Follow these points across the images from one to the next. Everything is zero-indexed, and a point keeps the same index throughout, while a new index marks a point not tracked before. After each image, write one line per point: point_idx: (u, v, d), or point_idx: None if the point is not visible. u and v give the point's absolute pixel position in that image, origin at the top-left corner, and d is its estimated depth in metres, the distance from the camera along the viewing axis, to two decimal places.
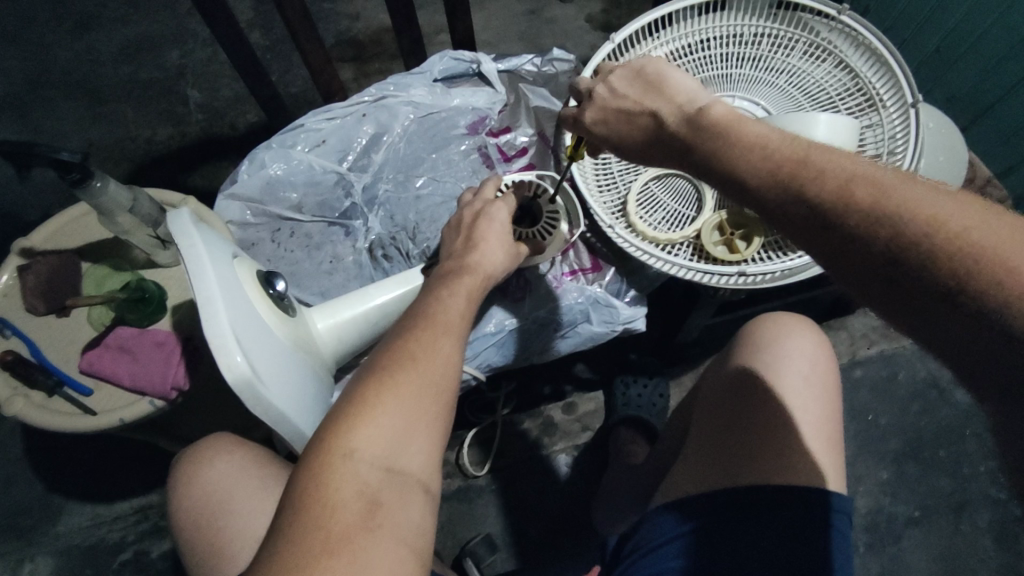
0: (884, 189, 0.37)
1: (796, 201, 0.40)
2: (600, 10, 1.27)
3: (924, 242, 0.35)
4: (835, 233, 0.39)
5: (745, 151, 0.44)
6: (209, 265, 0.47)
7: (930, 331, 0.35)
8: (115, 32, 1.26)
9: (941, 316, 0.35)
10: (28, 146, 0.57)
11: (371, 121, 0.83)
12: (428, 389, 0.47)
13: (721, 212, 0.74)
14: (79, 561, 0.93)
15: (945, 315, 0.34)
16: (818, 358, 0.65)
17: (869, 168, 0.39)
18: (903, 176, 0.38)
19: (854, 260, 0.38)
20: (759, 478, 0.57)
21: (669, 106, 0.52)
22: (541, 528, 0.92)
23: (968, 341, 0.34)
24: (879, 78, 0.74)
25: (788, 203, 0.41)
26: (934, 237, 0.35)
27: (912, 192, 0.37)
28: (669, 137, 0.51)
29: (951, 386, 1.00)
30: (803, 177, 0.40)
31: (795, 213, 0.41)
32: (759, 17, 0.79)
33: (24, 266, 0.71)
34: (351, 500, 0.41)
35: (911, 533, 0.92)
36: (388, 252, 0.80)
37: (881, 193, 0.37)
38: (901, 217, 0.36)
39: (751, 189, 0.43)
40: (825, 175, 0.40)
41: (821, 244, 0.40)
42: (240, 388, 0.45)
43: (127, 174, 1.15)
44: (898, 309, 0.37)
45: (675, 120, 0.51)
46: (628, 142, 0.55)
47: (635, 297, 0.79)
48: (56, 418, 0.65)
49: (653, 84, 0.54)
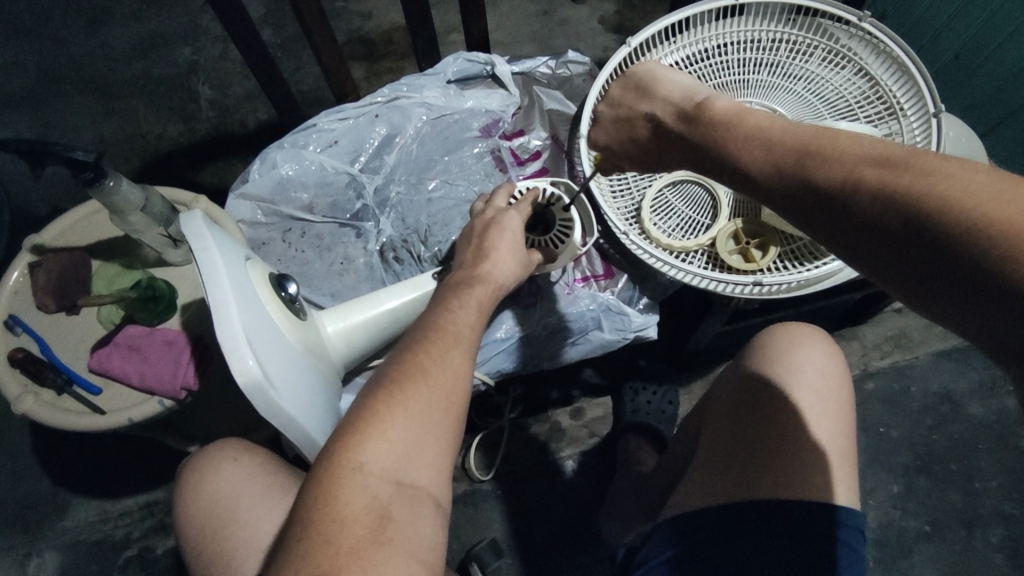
0: (899, 168, 0.38)
1: (817, 197, 0.42)
2: (613, 12, 1.26)
3: (944, 215, 0.35)
4: (851, 219, 0.40)
5: (752, 147, 0.48)
6: (222, 266, 0.47)
7: (962, 317, 0.34)
8: (127, 28, 1.26)
9: (967, 295, 0.33)
10: (43, 144, 0.57)
11: (383, 122, 0.82)
12: (438, 401, 0.46)
13: (736, 221, 0.74)
14: (84, 557, 0.93)
15: (975, 302, 0.33)
16: (831, 371, 0.64)
17: (882, 148, 0.41)
18: (917, 151, 0.39)
19: (878, 249, 0.38)
20: (765, 495, 0.56)
21: (691, 118, 0.57)
22: (546, 534, 0.91)
23: (1003, 324, 0.32)
24: (900, 86, 0.73)
25: (809, 199, 0.42)
26: (952, 211, 0.35)
27: (926, 167, 0.38)
28: (695, 143, 0.55)
29: (964, 400, 0.99)
30: (816, 165, 0.42)
31: (810, 206, 0.42)
32: (778, 22, 0.78)
33: (35, 264, 0.70)
34: (362, 514, 0.40)
35: (922, 548, 0.91)
36: (399, 255, 0.79)
37: (894, 172, 0.38)
38: (917, 194, 0.36)
39: (773, 191, 0.45)
40: (838, 159, 0.42)
41: (839, 231, 0.41)
42: (251, 391, 0.44)
43: (137, 170, 1.15)
44: (919, 294, 0.36)
45: (698, 128, 0.55)
46: (655, 144, 0.60)
47: (648, 304, 0.78)
48: (65, 417, 0.65)
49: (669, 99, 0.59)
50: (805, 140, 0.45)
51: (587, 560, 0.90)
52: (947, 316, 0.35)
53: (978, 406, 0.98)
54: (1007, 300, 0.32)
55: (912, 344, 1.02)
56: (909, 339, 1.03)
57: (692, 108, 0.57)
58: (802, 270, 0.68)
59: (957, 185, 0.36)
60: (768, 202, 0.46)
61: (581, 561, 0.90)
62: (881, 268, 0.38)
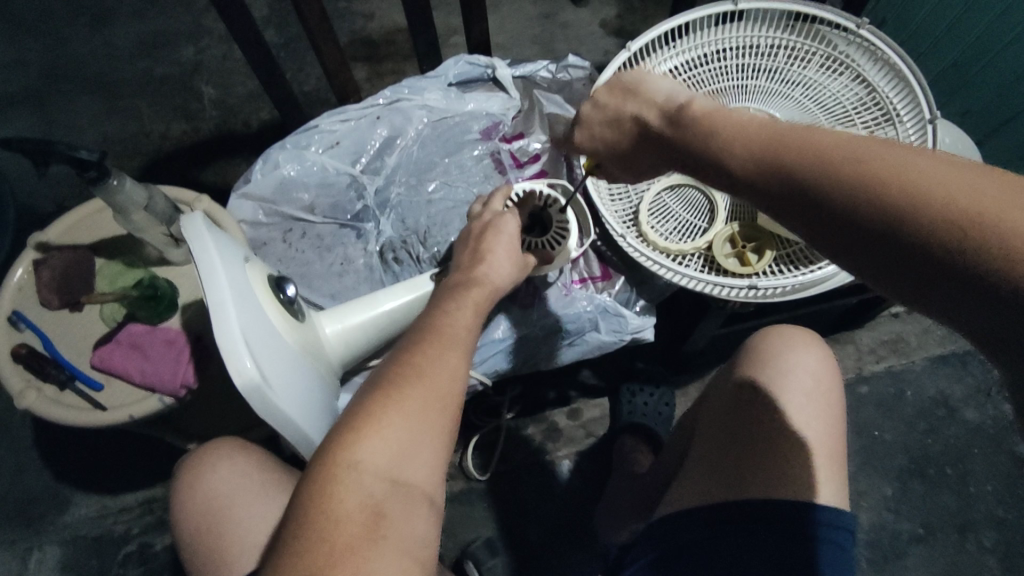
0: (876, 166, 0.37)
1: (802, 196, 0.40)
2: (615, 15, 1.27)
3: (925, 209, 0.34)
4: (833, 218, 0.38)
5: (726, 143, 0.46)
6: (221, 269, 0.47)
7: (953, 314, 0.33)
8: (133, 27, 1.27)
9: (952, 287, 0.33)
10: (49, 144, 0.58)
11: (385, 124, 0.83)
12: (434, 401, 0.47)
13: (733, 224, 0.75)
14: (84, 551, 0.94)
15: (970, 299, 0.32)
16: (821, 374, 0.65)
17: (861, 144, 0.39)
18: (895, 147, 0.38)
19: (870, 249, 0.37)
20: (755, 494, 0.57)
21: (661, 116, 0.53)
22: (542, 533, 0.92)
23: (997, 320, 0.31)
24: (897, 93, 0.74)
25: (795, 199, 0.41)
26: (931, 205, 0.34)
27: (906, 164, 0.36)
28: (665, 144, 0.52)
29: (958, 405, 0.99)
30: (796, 163, 0.41)
31: (791, 206, 0.41)
32: (776, 28, 0.79)
33: (40, 260, 0.71)
34: (356, 512, 0.41)
35: (915, 551, 0.91)
36: (398, 256, 0.80)
37: (873, 169, 0.37)
38: (898, 192, 0.35)
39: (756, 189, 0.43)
40: (815, 156, 0.40)
41: (826, 229, 0.39)
42: (249, 391, 0.45)
43: (141, 168, 1.16)
44: (908, 289, 0.35)
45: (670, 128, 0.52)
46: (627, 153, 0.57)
47: (644, 307, 0.79)
48: (67, 412, 0.66)
49: (635, 96, 0.56)
50: (785, 134, 0.43)
51: (582, 559, 0.91)
52: (939, 311, 0.34)
53: (973, 412, 0.99)
54: (990, 294, 0.31)
55: (908, 348, 1.03)
56: (905, 344, 1.03)
57: (676, 108, 0.52)
58: (797, 275, 0.69)
59: (938, 181, 0.34)
60: (752, 200, 0.44)
61: (576, 561, 0.91)
62: (868, 266, 0.37)
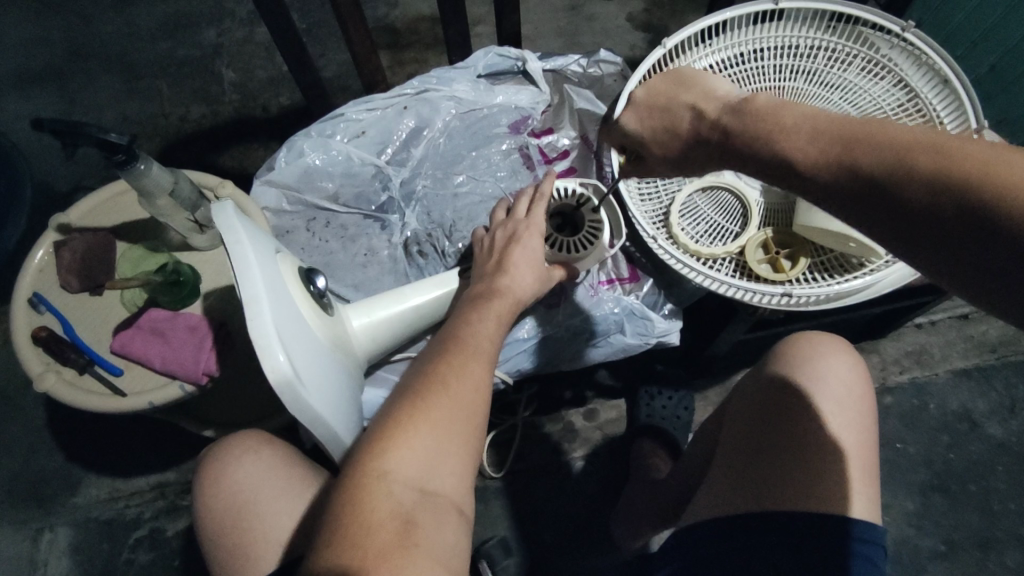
0: (947, 153, 0.37)
1: (846, 176, 0.41)
2: (642, 10, 1.25)
3: (978, 193, 0.35)
4: (895, 207, 0.39)
5: (786, 141, 0.45)
6: (254, 262, 0.46)
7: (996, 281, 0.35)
8: (154, 7, 1.26)
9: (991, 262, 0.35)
10: (78, 126, 0.56)
11: (412, 114, 0.81)
12: (460, 411, 0.46)
13: (766, 230, 0.73)
14: (95, 535, 0.94)
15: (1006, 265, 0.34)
16: (853, 382, 0.63)
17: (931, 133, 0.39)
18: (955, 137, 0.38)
19: (908, 230, 0.38)
20: (786, 504, 0.56)
21: (706, 108, 0.52)
22: (556, 534, 0.91)
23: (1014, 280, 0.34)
24: (940, 100, 0.72)
25: (843, 184, 0.41)
26: (985, 188, 0.35)
27: (986, 153, 0.36)
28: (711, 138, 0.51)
29: (983, 419, 0.97)
30: (860, 150, 0.40)
31: (849, 197, 0.41)
32: (816, 29, 0.77)
33: (62, 242, 0.71)
34: (387, 520, 0.41)
35: (935, 567, 0.90)
36: (423, 250, 0.79)
37: (942, 155, 0.37)
38: (963, 175, 0.36)
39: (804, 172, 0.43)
40: (875, 145, 0.40)
41: (876, 220, 0.40)
42: (281, 387, 0.44)
43: (159, 151, 1.15)
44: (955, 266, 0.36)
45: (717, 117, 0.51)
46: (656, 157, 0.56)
47: (672, 310, 0.77)
48: (87, 398, 0.65)
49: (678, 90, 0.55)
50: (851, 133, 0.41)
51: (596, 561, 0.90)
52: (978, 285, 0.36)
53: (999, 427, 0.97)
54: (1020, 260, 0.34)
55: (933, 360, 1.01)
56: (930, 356, 1.02)
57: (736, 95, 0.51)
58: (834, 283, 0.67)
59: (988, 164, 0.35)
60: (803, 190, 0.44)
61: (590, 563, 0.90)
62: (915, 243, 0.38)
